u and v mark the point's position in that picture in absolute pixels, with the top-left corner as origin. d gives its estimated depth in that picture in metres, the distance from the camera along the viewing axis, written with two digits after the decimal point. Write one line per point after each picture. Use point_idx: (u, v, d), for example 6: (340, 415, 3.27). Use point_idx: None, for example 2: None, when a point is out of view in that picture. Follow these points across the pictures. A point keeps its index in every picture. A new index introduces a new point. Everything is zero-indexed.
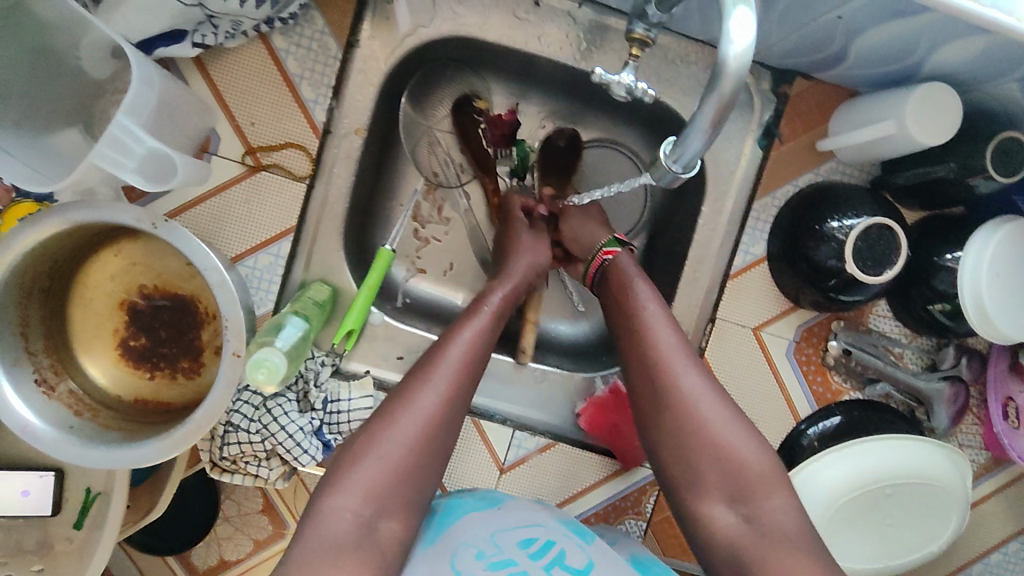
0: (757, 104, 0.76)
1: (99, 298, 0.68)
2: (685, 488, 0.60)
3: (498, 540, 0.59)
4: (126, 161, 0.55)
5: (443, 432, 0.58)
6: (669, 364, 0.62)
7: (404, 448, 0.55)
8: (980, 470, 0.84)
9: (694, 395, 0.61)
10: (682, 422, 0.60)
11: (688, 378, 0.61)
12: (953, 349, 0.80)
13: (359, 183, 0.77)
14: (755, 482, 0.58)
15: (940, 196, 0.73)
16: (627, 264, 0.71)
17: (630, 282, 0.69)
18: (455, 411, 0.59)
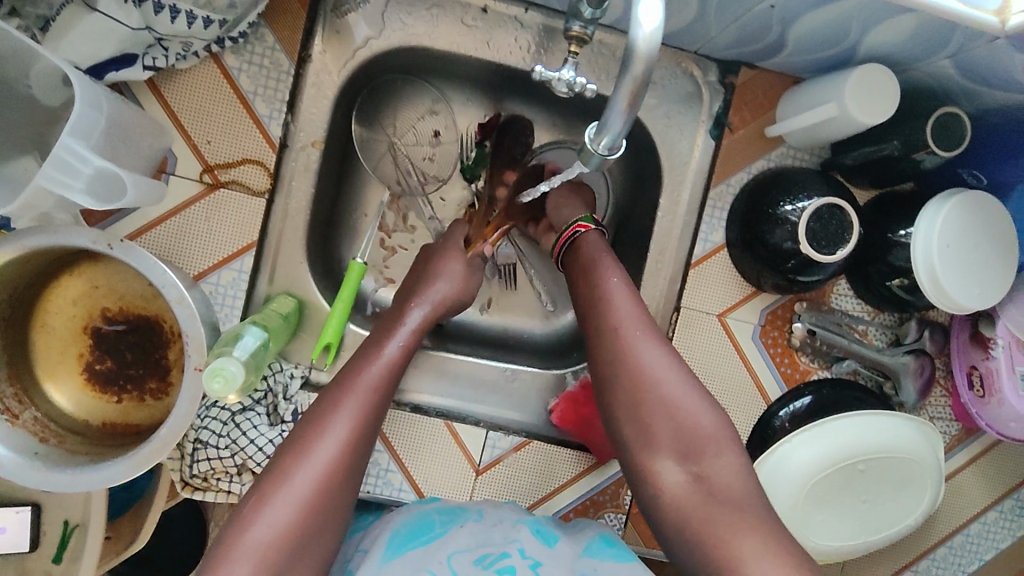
0: (706, 95, 0.78)
1: (61, 325, 0.68)
2: (637, 449, 0.62)
3: (453, 563, 0.60)
4: (74, 183, 0.56)
5: (349, 465, 0.58)
6: (620, 322, 0.65)
7: (308, 484, 0.56)
8: (952, 441, 0.85)
9: (647, 359, 0.63)
10: (637, 381, 0.62)
11: (639, 337, 0.64)
12: (915, 323, 0.81)
13: (321, 195, 0.78)
14: (705, 441, 0.60)
15: (889, 173, 0.75)
16: (597, 245, 0.73)
17: (593, 259, 0.72)
18: (369, 430, 0.61)
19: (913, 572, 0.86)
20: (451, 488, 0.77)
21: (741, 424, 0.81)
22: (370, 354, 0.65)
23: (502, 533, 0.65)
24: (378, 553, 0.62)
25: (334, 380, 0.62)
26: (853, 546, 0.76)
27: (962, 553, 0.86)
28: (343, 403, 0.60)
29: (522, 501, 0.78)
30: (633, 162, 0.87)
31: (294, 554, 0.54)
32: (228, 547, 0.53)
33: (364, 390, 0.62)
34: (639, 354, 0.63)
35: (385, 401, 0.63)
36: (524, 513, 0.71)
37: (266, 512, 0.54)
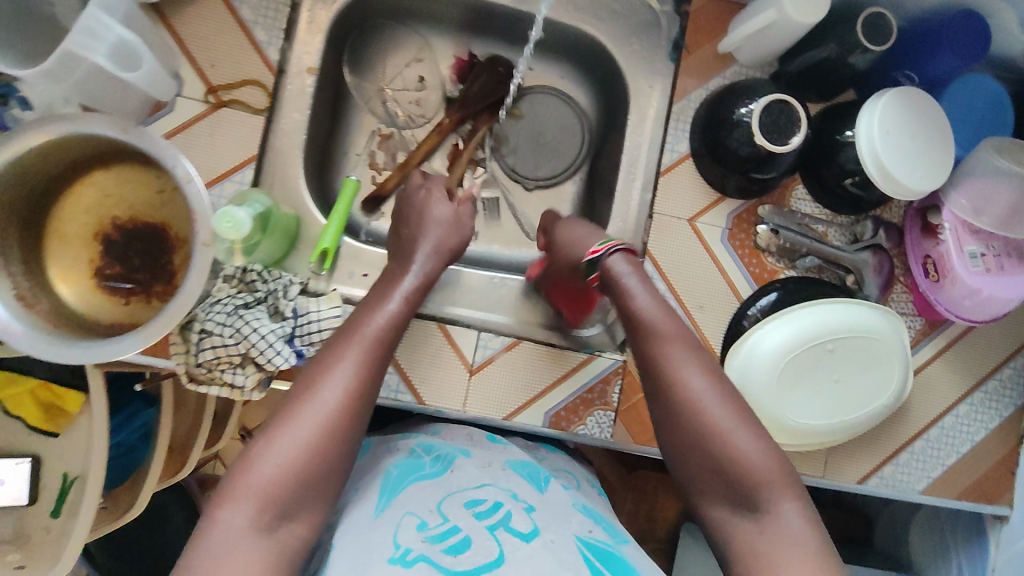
0: (663, 22, 0.87)
1: (74, 232, 0.72)
2: (697, 496, 0.64)
3: (444, 509, 0.61)
4: (96, 47, 0.61)
5: (354, 418, 0.62)
6: (669, 366, 0.67)
7: (317, 419, 0.60)
8: (918, 335, 0.90)
9: (700, 398, 0.65)
10: (693, 438, 0.64)
11: (717, 414, 0.64)
12: (870, 222, 0.88)
13: (316, 120, 0.84)
14: (762, 483, 0.61)
15: (830, 80, 0.83)
16: (624, 267, 0.72)
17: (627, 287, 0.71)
18: (370, 379, 0.64)
19: (894, 464, 0.89)
20: (446, 387, 0.80)
21: (717, 322, 0.85)
22: (370, 307, 0.69)
23: (495, 475, 0.67)
24: (371, 501, 0.64)
25: (335, 334, 0.67)
26: (831, 425, 0.82)
27: (939, 445, 0.90)
28: (344, 353, 0.64)
29: (515, 400, 0.81)
30: (603, 94, 0.95)
31: (302, 494, 0.59)
32: (236, 486, 0.58)
33: (365, 337, 0.66)
34: (692, 406, 0.64)
35: (387, 356, 0.67)
36: (513, 453, 0.74)
37: (271, 450, 0.59)
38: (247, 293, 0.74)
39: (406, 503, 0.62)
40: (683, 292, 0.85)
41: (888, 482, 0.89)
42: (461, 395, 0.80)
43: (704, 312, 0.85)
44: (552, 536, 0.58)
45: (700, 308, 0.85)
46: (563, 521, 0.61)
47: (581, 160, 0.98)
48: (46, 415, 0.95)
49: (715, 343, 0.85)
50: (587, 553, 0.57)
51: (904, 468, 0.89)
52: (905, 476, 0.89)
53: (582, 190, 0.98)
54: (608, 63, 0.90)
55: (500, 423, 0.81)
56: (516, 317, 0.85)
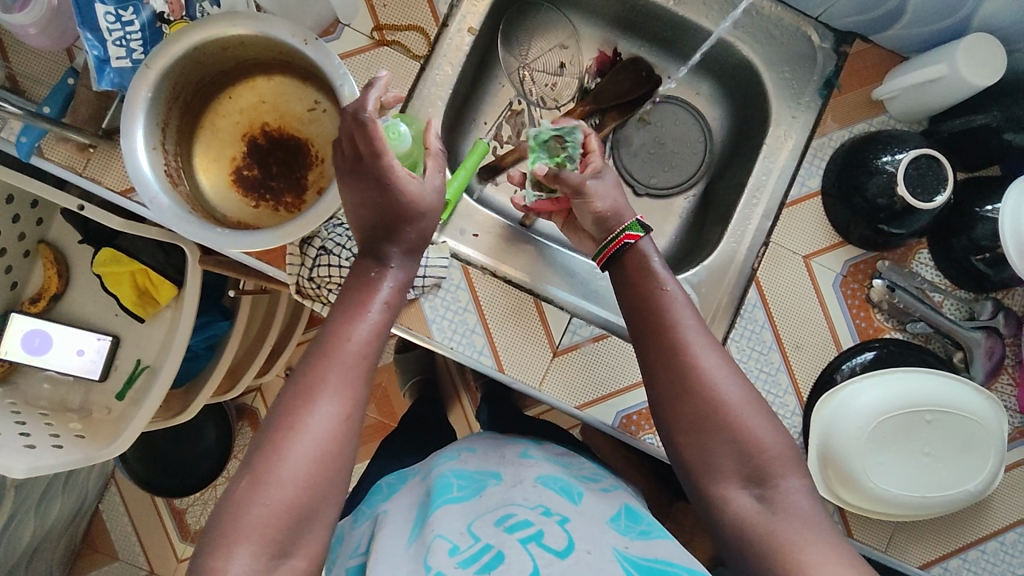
0: (819, 58, 0.86)
1: (226, 128, 0.75)
2: (705, 480, 0.61)
3: (474, 531, 0.54)
4: None
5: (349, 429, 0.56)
6: (688, 347, 0.63)
7: (317, 438, 0.54)
8: (1015, 433, 0.85)
9: (713, 378, 0.61)
10: (704, 412, 0.61)
11: (734, 400, 0.61)
12: (991, 303, 0.84)
13: (461, 79, 0.86)
14: (771, 462, 0.59)
15: (979, 149, 0.81)
16: (649, 250, 0.69)
17: (649, 271, 0.67)
18: (355, 382, 0.57)
19: (961, 558, 0.83)
20: (527, 363, 0.80)
21: (810, 366, 0.83)
22: (348, 306, 0.60)
23: (523, 493, 0.59)
24: (406, 529, 0.58)
25: (302, 371, 0.57)
26: (938, 496, 0.78)
27: (1015, 553, 0.84)
28: (324, 370, 0.56)
29: (589, 392, 0.80)
30: (738, 117, 0.95)
31: (310, 512, 0.54)
32: (227, 529, 0.52)
33: (341, 348, 0.57)
34: (707, 385, 0.61)
35: (373, 369, 0.59)
36: (547, 467, 0.66)
37: (267, 497, 0.52)
38: None
39: (433, 527, 0.55)
40: (781, 326, 0.83)
41: None
42: (540, 373, 0.80)
43: (799, 352, 0.83)
44: (589, 549, 0.51)
45: (796, 347, 0.83)
46: (599, 532, 0.54)
47: (697, 178, 0.98)
48: (139, 300, 0.98)
49: (803, 386, 0.83)
50: (629, 566, 0.50)
51: (972, 565, 0.83)
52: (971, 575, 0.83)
53: (693, 208, 0.97)
54: (754, 88, 0.90)
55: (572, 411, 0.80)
56: (508, 262, 0.84)
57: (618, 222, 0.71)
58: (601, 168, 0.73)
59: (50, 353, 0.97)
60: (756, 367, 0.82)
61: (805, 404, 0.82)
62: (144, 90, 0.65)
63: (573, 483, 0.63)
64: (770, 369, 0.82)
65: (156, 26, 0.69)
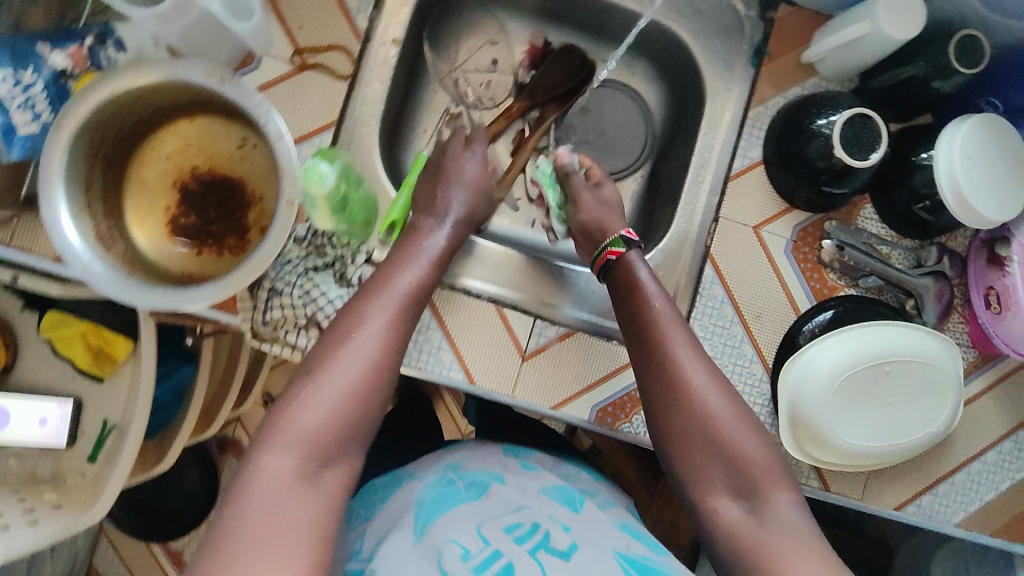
0: (747, 27, 0.87)
1: (154, 178, 0.73)
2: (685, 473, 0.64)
3: (484, 533, 0.56)
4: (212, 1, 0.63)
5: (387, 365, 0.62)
6: (675, 356, 0.66)
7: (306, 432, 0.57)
8: (970, 367, 0.89)
9: (701, 385, 0.64)
10: (691, 418, 0.64)
11: (719, 406, 0.64)
12: (936, 249, 0.87)
13: (392, 93, 0.84)
14: (758, 475, 0.62)
15: (909, 100, 0.83)
16: (637, 257, 0.75)
17: (638, 286, 0.71)
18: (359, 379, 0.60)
19: (933, 494, 0.87)
20: (497, 372, 0.80)
21: (772, 333, 0.85)
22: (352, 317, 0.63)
23: (528, 498, 0.62)
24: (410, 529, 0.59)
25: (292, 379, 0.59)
26: (904, 446, 0.81)
27: (981, 480, 0.88)
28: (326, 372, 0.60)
29: (560, 391, 0.81)
30: (676, 94, 0.95)
31: None
32: None
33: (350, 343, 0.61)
34: (693, 394, 0.64)
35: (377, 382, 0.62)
36: (549, 477, 0.68)
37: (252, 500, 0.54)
38: (316, 256, 0.74)
39: (444, 531, 0.56)
40: (740, 299, 0.85)
41: (925, 511, 0.87)
42: (512, 379, 0.80)
43: (759, 321, 0.85)
44: (590, 550, 0.56)
45: (757, 316, 0.85)
46: (601, 536, 0.59)
47: (643, 159, 0.98)
48: (95, 360, 0.96)
49: (767, 354, 0.85)
50: (627, 566, 0.55)
51: (943, 498, 0.88)
52: (943, 507, 0.88)
53: (643, 190, 0.98)
54: (686, 63, 0.90)
55: (548, 412, 0.81)
56: (517, 287, 0.85)
57: (606, 238, 0.77)
58: (601, 180, 0.82)
59: (9, 426, 0.91)
60: (720, 342, 0.84)
61: (771, 370, 0.84)
62: (58, 155, 0.62)
63: (575, 490, 0.67)
64: (734, 341, 0.84)
65: (61, 83, 0.66)
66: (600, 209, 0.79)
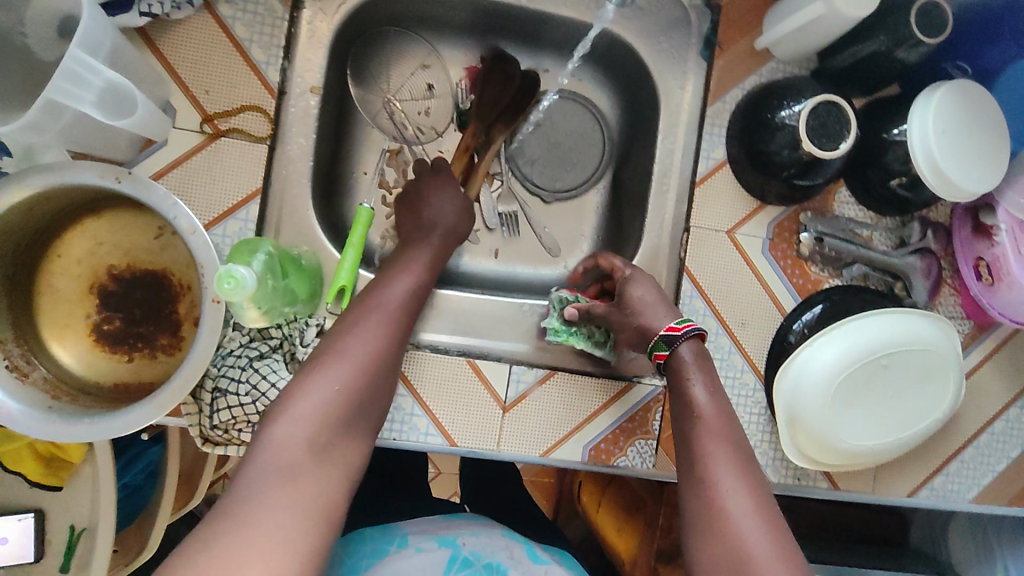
0: (693, 18, 0.80)
1: (67, 286, 0.65)
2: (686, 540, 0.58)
3: None
4: (84, 94, 0.54)
5: (384, 359, 0.64)
6: (714, 464, 0.59)
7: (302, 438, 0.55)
8: (967, 339, 0.85)
9: (735, 499, 0.57)
10: (719, 536, 0.56)
11: (753, 526, 0.55)
12: (917, 224, 0.83)
13: (321, 144, 0.77)
14: None
15: (874, 74, 0.77)
16: (688, 354, 0.65)
17: (684, 383, 0.64)
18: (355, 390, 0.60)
19: (944, 475, 0.85)
20: (479, 428, 0.75)
21: (760, 339, 0.81)
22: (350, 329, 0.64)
23: None
24: None
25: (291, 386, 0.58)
26: (906, 435, 0.78)
27: (990, 452, 0.86)
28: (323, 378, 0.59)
29: (548, 437, 0.76)
30: (627, 96, 0.88)
31: None
32: None
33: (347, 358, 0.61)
34: (727, 506, 0.57)
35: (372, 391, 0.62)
36: (558, 574, 0.67)
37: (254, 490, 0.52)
38: (260, 342, 0.69)
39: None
40: (724, 309, 0.80)
41: (938, 492, 0.85)
42: (495, 434, 0.75)
43: (746, 329, 0.80)
44: None
45: (743, 324, 0.80)
46: None
47: (602, 169, 0.92)
48: (45, 468, 0.89)
49: (758, 361, 0.81)
50: None
51: (954, 477, 0.85)
52: (955, 486, 0.85)
53: (606, 201, 0.92)
54: (633, 64, 0.84)
55: (538, 461, 0.76)
56: (497, 336, 0.79)
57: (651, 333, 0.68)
58: (631, 282, 0.71)
59: None
60: None
61: (763, 377, 0.80)
62: None
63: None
64: (722, 354, 0.80)
65: None
66: (643, 308, 0.68)
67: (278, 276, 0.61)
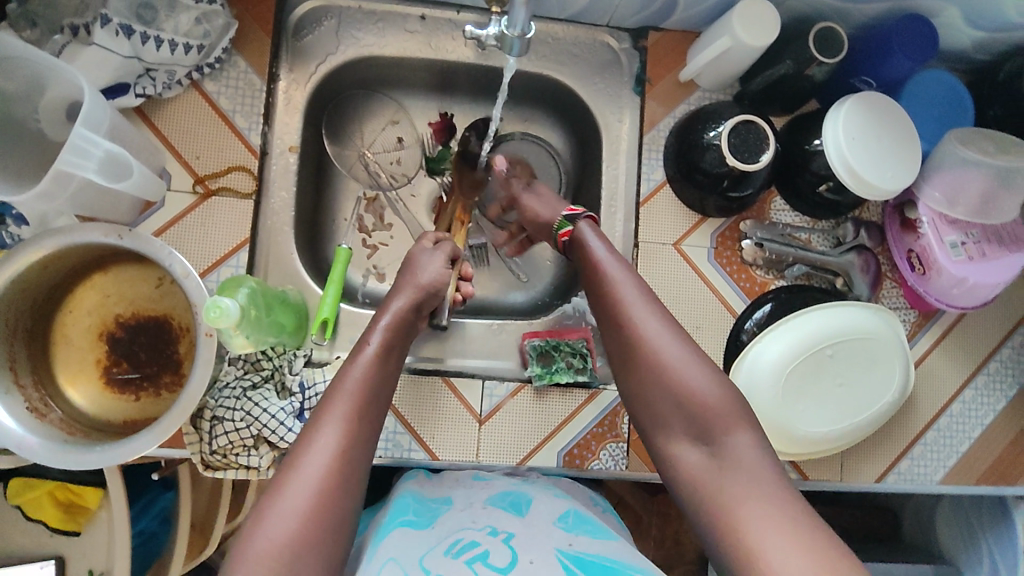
0: (624, 60, 0.91)
1: (79, 335, 0.74)
2: (652, 425, 0.67)
3: (428, 560, 0.58)
4: (87, 164, 0.64)
5: (353, 455, 0.61)
6: (634, 326, 0.70)
7: (303, 497, 0.57)
8: (914, 328, 0.91)
9: (654, 338, 0.68)
10: (649, 377, 0.68)
11: (688, 372, 0.66)
12: (851, 224, 0.90)
13: (302, 196, 0.86)
14: (715, 417, 0.64)
15: (791, 94, 0.86)
16: (588, 229, 0.78)
17: (587, 248, 0.76)
18: (359, 427, 0.63)
19: (909, 459, 0.89)
20: (459, 442, 0.81)
21: (715, 341, 0.87)
22: (351, 356, 0.68)
23: (472, 516, 0.65)
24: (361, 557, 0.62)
25: (303, 428, 0.62)
26: (863, 419, 0.83)
27: (951, 434, 0.89)
28: (329, 412, 0.62)
29: (524, 445, 0.82)
30: (577, 133, 0.98)
31: None
32: None
33: (349, 393, 0.64)
34: (651, 349, 0.68)
35: (371, 410, 0.65)
36: (496, 484, 0.72)
37: (267, 533, 0.55)
38: (253, 373, 0.76)
39: (387, 550, 0.60)
40: (678, 316, 0.87)
41: (905, 477, 0.88)
42: (474, 445, 0.81)
43: (700, 332, 0.87)
44: (531, 558, 0.58)
45: (697, 328, 0.87)
46: (545, 536, 0.61)
47: (562, 199, 1.00)
48: (66, 515, 0.95)
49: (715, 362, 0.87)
50: (568, 563, 0.58)
51: (920, 460, 0.89)
52: (922, 469, 0.89)
53: None
54: (576, 105, 0.94)
55: (515, 469, 0.81)
56: (471, 354, 0.86)
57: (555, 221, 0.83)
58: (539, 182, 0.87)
59: None
60: None
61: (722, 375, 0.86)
62: None
63: (522, 496, 0.70)
64: None
65: None
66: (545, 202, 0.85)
67: (261, 309, 0.68)
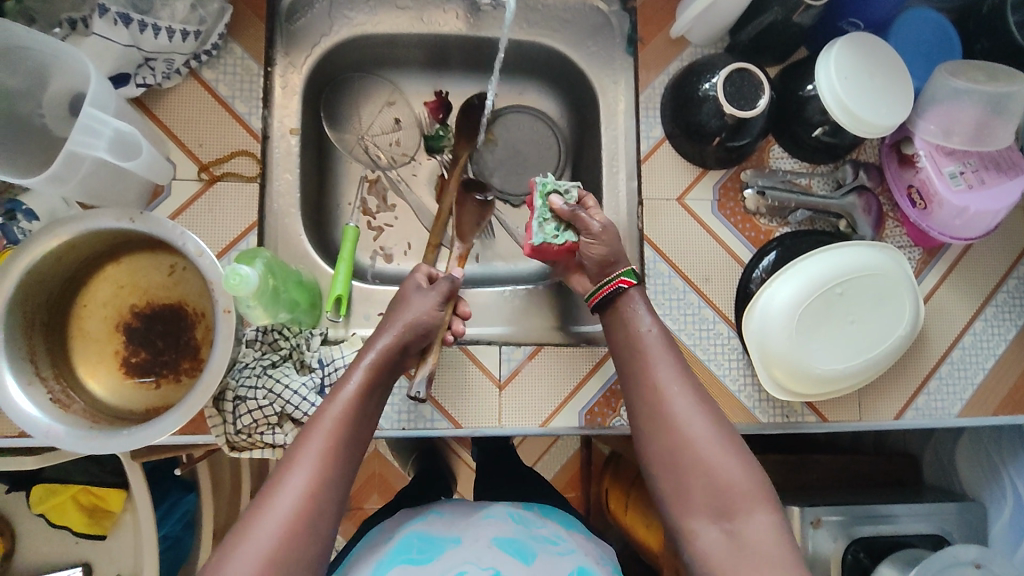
0: (614, 22, 0.92)
1: (96, 327, 0.74)
2: (674, 512, 0.64)
3: None
4: (98, 143, 0.64)
5: (322, 498, 0.60)
6: (665, 399, 0.68)
7: (267, 541, 0.56)
8: (920, 265, 0.92)
9: (683, 416, 0.67)
10: (673, 453, 0.65)
11: (712, 453, 0.64)
12: (850, 166, 0.90)
13: (306, 178, 0.87)
14: (738, 497, 0.62)
15: (781, 41, 0.87)
16: (638, 298, 0.76)
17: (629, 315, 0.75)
18: (332, 469, 0.62)
19: (926, 394, 0.89)
20: (481, 408, 0.81)
21: (726, 291, 0.88)
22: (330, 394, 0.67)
23: (477, 552, 0.65)
24: None
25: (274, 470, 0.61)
26: (864, 364, 0.84)
27: (965, 366, 0.90)
28: (299, 458, 0.62)
29: (546, 406, 0.82)
30: (572, 100, 0.99)
31: None
32: None
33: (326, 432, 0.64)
34: (681, 427, 0.66)
35: (347, 459, 0.64)
36: (505, 525, 0.70)
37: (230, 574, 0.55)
38: (271, 353, 0.77)
39: None
40: (687, 268, 0.87)
41: (924, 412, 0.89)
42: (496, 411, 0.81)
43: (710, 283, 0.87)
44: None
45: (706, 280, 0.87)
46: None
47: (562, 168, 1.01)
48: (91, 519, 0.95)
49: (728, 312, 0.87)
50: None
51: (936, 395, 0.90)
52: (939, 403, 0.89)
53: None
54: (570, 70, 0.95)
55: (540, 431, 0.82)
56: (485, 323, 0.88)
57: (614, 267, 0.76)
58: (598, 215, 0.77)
59: None
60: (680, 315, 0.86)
61: (735, 325, 0.87)
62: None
63: (528, 543, 0.67)
64: (693, 309, 0.86)
65: None
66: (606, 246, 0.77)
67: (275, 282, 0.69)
